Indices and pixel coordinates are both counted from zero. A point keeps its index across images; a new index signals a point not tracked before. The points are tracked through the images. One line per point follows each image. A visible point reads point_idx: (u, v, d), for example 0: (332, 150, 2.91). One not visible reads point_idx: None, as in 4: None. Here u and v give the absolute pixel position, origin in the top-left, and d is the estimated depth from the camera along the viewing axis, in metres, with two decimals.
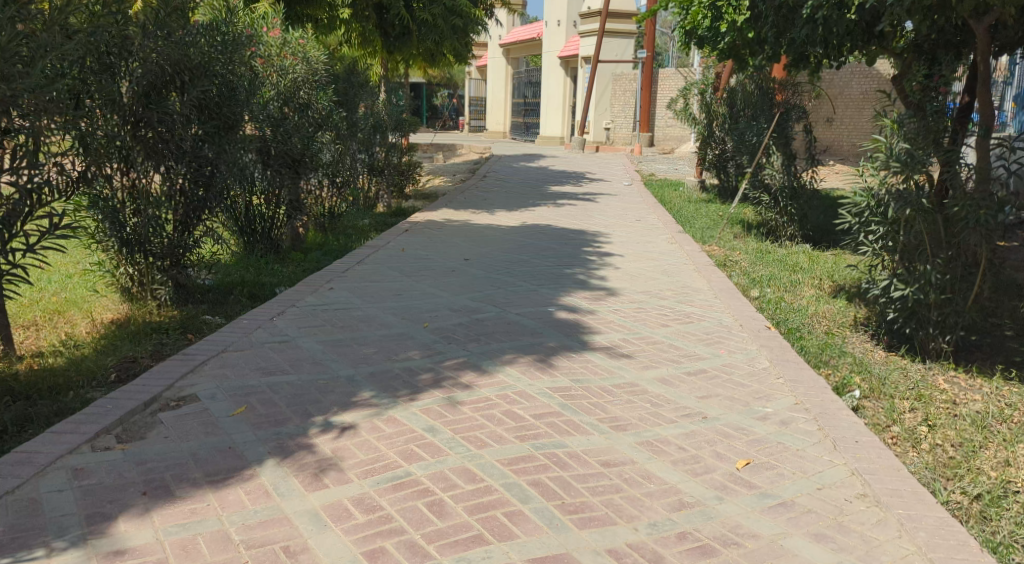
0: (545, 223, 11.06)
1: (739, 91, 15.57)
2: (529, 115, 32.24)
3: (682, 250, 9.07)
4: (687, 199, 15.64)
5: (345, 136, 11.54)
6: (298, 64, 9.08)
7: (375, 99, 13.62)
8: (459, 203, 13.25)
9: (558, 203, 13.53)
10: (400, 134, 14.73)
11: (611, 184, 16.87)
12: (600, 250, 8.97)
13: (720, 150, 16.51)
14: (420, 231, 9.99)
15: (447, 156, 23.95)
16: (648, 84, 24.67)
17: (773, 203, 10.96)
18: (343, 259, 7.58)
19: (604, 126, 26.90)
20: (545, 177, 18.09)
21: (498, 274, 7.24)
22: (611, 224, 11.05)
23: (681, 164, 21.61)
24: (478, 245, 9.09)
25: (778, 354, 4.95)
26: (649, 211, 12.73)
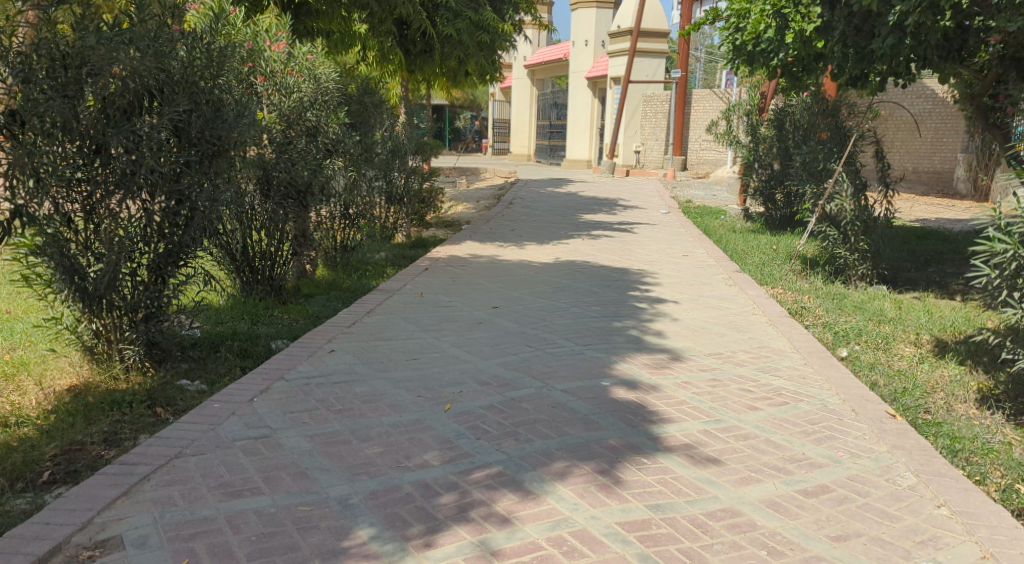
0: (582, 259, 9.87)
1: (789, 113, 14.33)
2: (556, 137, 31.13)
3: (745, 296, 7.81)
4: (732, 230, 14.38)
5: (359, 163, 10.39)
6: (304, 82, 7.85)
7: (393, 121, 12.52)
8: (483, 234, 12.08)
9: (593, 234, 12.34)
10: (421, 158, 13.63)
11: (648, 213, 15.66)
12: (649, 295, 7.73)
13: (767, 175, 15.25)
14: (442, 269, 8.81)
15: (471, 181, 22.83)
16: (682, 105, 23.48)
17: (842, 239, 9.62)
18: (349, 311, 6.34)
19: (635, 149, 25.72)
20: (576, 204, 16.91)
21: (535, 332, 6.02)
22: (657, 261, 9.83)
23: (719, 190, 20.38)
24: (509, 289, 7.90)
25: (922, 465, 3.68)
26: (695, 245, 11.49)
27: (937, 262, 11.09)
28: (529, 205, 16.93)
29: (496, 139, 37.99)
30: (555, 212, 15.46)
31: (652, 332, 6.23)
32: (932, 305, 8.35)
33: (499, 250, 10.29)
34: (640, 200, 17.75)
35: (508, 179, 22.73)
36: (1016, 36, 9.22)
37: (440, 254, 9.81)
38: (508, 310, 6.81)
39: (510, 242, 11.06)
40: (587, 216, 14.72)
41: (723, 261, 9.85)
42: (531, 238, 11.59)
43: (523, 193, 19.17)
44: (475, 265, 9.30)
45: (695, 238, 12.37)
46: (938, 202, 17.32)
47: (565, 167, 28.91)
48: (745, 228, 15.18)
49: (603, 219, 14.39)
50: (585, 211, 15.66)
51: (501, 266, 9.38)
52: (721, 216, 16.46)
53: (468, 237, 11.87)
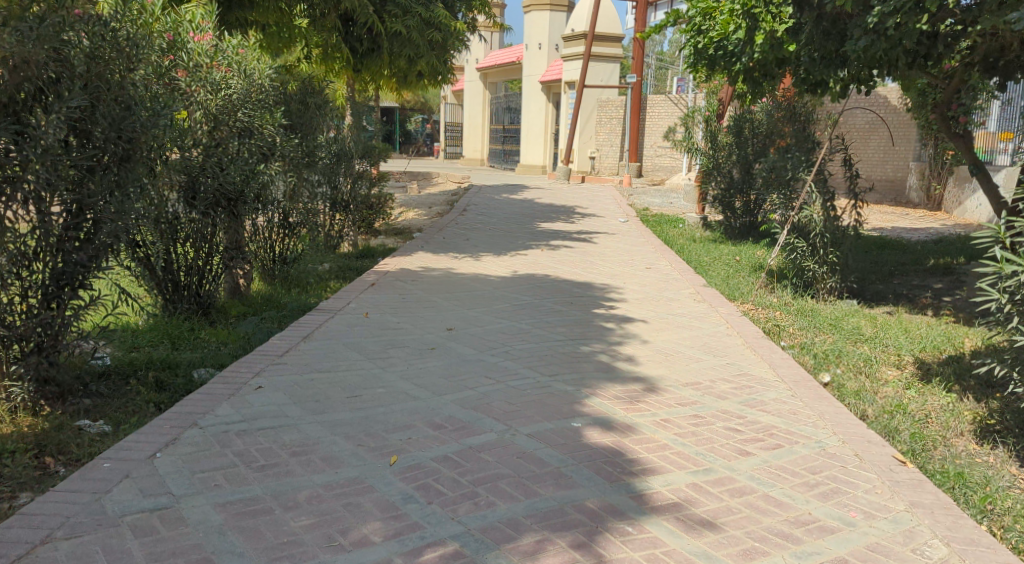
0: (539, 271, 9.29)
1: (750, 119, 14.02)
2: (509, 142, 30.57)
3: (716, 314, 7.30)
4: (692, 239, 13.94)
5: (299, 168, 9.65)
6: (233, 77, 7.16)
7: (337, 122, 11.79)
8: (433, 244, 11.42)
9: (551, 244, 11.76)
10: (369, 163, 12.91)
11: (605, 221, 15.16)
12: (614, 313, 7.17)
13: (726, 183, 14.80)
14: (387, 284, 8.13)
15: (422, 186, 22.12)
16: (636, 111, 23.09)
17: (812, 251, 9.17)
18: (281, 335, 5.66)
19: (589, 155, 25.28)
20: (530, 211, 16.34)
21: (493, 359, 5.39)
22: (619, 274, 9.30)
23: (676, 197, 20.00)
24: (462, 306, 7.27)
25: (952, 531, 3.15)
26: (656, 256, 10.98)
27: (904, 274, 10.74)
28: (482, 212, 16.31)
29: (447, 143, 37.30)
30: (510, 220, 14.86)
31: (622, 357, 5.66)
32: (907, 321, 7.94)
33: (451, 262, 9.64)
34: (596, 208, 17.25)
35: (460, 184, 22.09)
36: (989, 41, 8.86)
37: (388, 266, 9.14)
38: (462, 332, 6.18)
39: (463, 253, 10.42)
40: (542, 225, 14.16)
41: (688, 274, 9.35)
42: (484, 249, 10.95)
43: (476, 199, 18.55)
44: (426, 279, 8.65)
45: (656, 248, 11.88)
46: (894, 211, 17.10)
47: (518, 172, 28.35)
48: (703, 236, 14.75)
49: (559, 227, 13.83)
50: (541, 219, 15.09)
51: (451, 280, 8.72)
52: (679, 224, 16.02)
53: (418, 247, 11.19)
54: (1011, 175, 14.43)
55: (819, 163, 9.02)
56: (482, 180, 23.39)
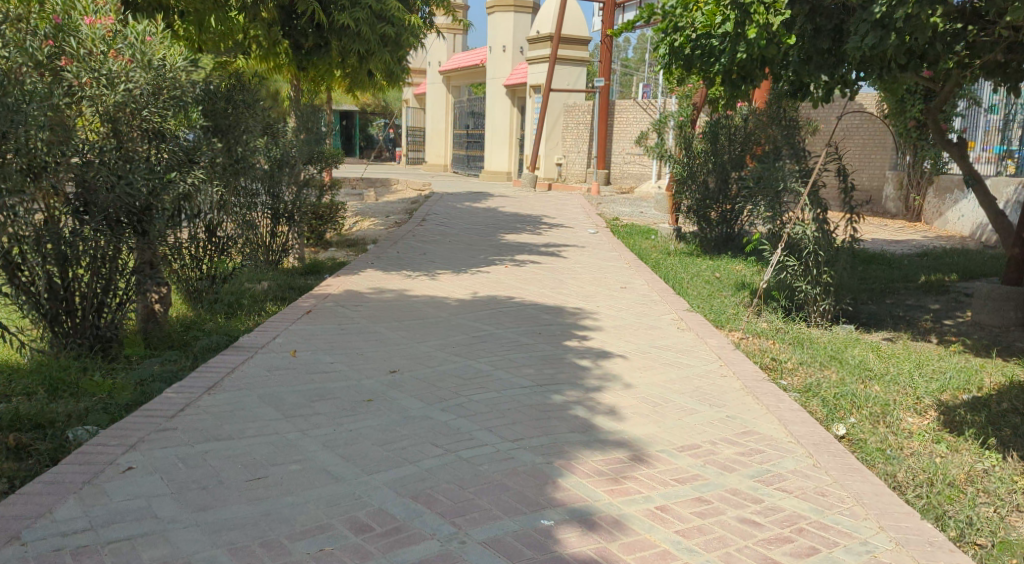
0: (501, 292, 8.26)
1: (728, 123, 13.17)
2: (473, 147, 29.55)
3: (703, 346, 6.32)
4: (667, 253, 12.99)
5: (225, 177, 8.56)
6: (134, 69, 6.04)
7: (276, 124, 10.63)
8: (385, 260, 10.33)
9: (516, 259, 10.75)
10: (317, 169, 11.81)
11: (573, 233, 14.17)
12: (588, 346, 6.18)
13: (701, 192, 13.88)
14: (325, 311, 7.05)
15: (380, 193, 21.01)
16: (604, 115, 22.17)
17: (803, 271, 8.15)
18: (180, 387, 4.60)
19: (555, 161, 24.37)
20: (493, 221, 15.31)
21: (442, 417, 4.37)
22: (591, 295, 8.32)
23: (646, 206, 19.12)
24: (410, 338, 6.23)
25: None
26: (629, 272, 10.01)
27: (898, 292, 9.87)
28: (442, 222, 15.26)
29: (409, 147, 36.14)
30: (471, 231, 13.81)
31: (601, 409, 4.68)
32: (916, 351, 7.04)
33: (402, 282, 8.56)
34: (563, 217, 16.27)
35: (421, 191, 21.03)
36: (998, 40, 8.01)
37: (330, 286, 8.06)
38: (407, 376, 5.16)
39: (418, 270, 9.36)
40: (506, 236, 13.14)
41: (667, 295, 8.40)
42: (440, 265, 9.89)
43: (436, 208, 17.48)
44: (372, 302, 7.58)
45: (629, 262, 10.94)
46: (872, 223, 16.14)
47: (482, 179, 27.33)
48: (678, 249, 13.80)
49: (525, 239, 12.84)
50: (505, 230, 14.08)
51: (398, 303, 7.62)
52: (650, 236, 15.09)
53: (366, 262, 10.08)
54: (999, 185, 13.67)
55: (817, 175, 8.04)
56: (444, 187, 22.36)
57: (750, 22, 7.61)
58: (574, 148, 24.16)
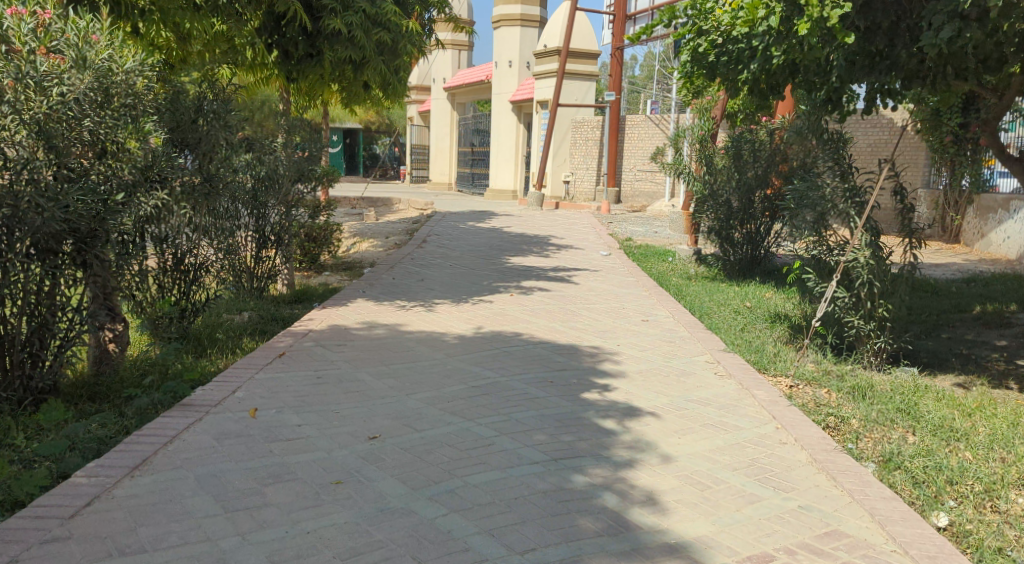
0: (506, 327, 7.25)
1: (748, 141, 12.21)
2: (478, 164, 28.63)
3: (749, 399, 5.27)
4: (688, 279, 11.92)
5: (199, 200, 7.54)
6: (74, 74, 5.16)
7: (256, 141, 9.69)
8: (378, 287, 9.32)
9: (522, 286, 9.74)
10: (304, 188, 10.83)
11: (585, 256, 13.15)
12: (611, 400, 5.16)
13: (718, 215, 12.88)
14: (302, 353, 6.02)
15: (380, 212, 20.05)
16: (616, 131, 21.23)
17: (855, 303, 7.12)
18: (100, 466, 3.63)
19: (563, 178, 23.40)
20: (497, 243, 14.30)
21: (435, 513, 3.39)
22: (610, 331, 7.29)
23: (660, 226, 18.12)
24: (400, 390, 5.23)
25: None
26: (649, 302, 8.96)
27: (951, 325, 8.81)
28: (444, 243, 14.23)
29: (413, 165, 35.21)
30: (475, 254, 12.79)
31: (637, 497, 3.69)
32: (996, 400, 5.98)
33: (396, 315, 7.56)
34: (573, 239, 15.25)
35: (423, 211, 20.02)
36: None
37: (313, 321, 7.07)
38: (390, 446, 4.16)
39: (414, 301, 8.36)
40: (512, 260, 12.12)
41: (696, 330, 7.35)
42: (440, 294, 8.90)
43: (438, 228, 16.46)
44: (359, 340, 6.57)
45: (648, 289, 9.89)
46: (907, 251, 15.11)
47: (487, 197, 26.34)
48: (700, 274, 12.72)
49: (533, 264, 11.82)
50: (511, 253, 13.05)
51: (389, 341, 6.60)
52: (666, 259, 14.02)
53: (358, 290, 9.08)
54: None
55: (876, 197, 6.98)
56: (449, 206, 21.37)
57: (799, 19, 6.61)
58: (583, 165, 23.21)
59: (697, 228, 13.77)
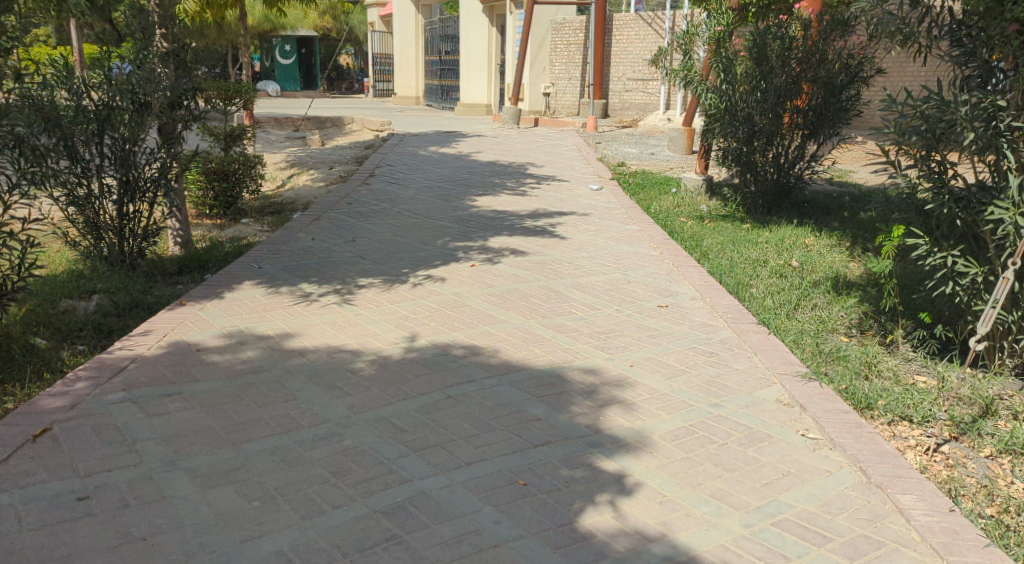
0: (457, 333, 4.72)
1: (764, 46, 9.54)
2: (448, 76, 25.59)
3: (892, 518, 2.86)
4: (702, 222, 9.42)
5: None
6: None
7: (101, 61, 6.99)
8: (288, 254, 6.72)
9: (489, 245, 7.20)
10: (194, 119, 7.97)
11: (570, 192, 10.54)
12: (638, 538, 2.74)
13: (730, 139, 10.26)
14: (88, 416, 3.50)
15: (331, 136, 17.22)
16: (603, 33, 18.26)
17: (992, 284, 4.63)
18: None
19: (541, 90, 20.50)
20: (462, 175, 11.64)
21: None
22: (615, 337, 4.78)
23: (657, 145, 15.51)
24: (232, 526, 2.76)
25: None
26: (661, 269, 6.46)
27: None
28: (395, 178, 11.54)
29: (376, 77, 31.87)
30: (432, 193, 10.14)
31: None
32: None
33: (291, 316, 5.00)
34: (554, 167, 12.59)
35: (379, 132, 17.20)
36: None
37: (150, 335, 4.52)
38: None
39: (328, 283, 5.79)
40: (478, 203, 9.51)
41: (739, 327, 4.88)
42: (369, 268, 6.32)
43: (393, 156, 13.71)
44: (212, 373, 4.05)
45: (657, 245, 7.36)
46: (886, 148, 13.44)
47: (456, 113, 23.43)
48: (714, 211, 10.19)
49: (506, 207, 9.21)
50: (478, 190, 10.41)
51: (260, 377, 4.06)
52: (670, 191, 11.42)
53: (256, 258, 6.49)
54: None
55: None
56: (410, 126, 18.53)
57: None
58: (565, 74, 20.30)
59: (708, 150, 11.14)
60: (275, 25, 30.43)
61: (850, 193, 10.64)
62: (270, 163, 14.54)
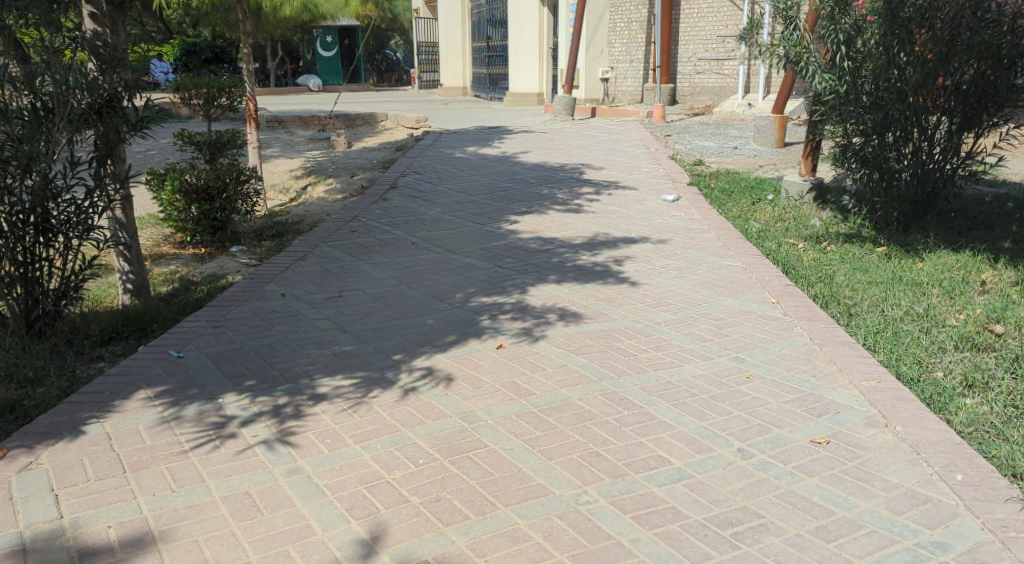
0: (456, 541, 2.54)
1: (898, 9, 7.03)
2: (495, 64, 23.39)
3: None
4: (823, 248, 7.06)
5: None
6: None
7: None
8: (234, 326, 4.58)
9: (531, 304, 5.00)
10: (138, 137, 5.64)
11: (639, 206, 8.24)
12: None
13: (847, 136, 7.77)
14: None
15: (361, 135, 15.17)
16: (670, 8, 15.86)
17: None
18: None
19: (599, 76, 18.14)
20: (505, 185, 9.43)
21: None
22: (752, 543, 2.55)
23: (739, 137, 13.11)
24: None
25: None
26: (793, 349, 4.15)
27: None
28: (421, 190, 9.38)
29: (422, 67, 29.80)
30: (463, 214, 7.96)
31: None
32: None
33: (171, 485, 2.86)
34: (617, 170, 10.29)
35: (414, 130, 15.07)
36: None
37: None
38: None
39: (267, 394, 3.63)
40: (521, 228, 7.30)
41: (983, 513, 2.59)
42: (344, 355, 4.15)
43: (424, 160, 11.57)
44: None
45: (774, 297, 5.03)
46: None
47: (505, 105, 21.21)
48: (833, 231, 7.79)
49: (557, 234, 6.98)
50: (522, 206, 8.20)
51: None
52: (765, 200, 9.11)
53: (182, 337, 4.37)
54: None
55: None
56: (452, 121, 16.36)
57: None
58: (626, 56, 17.91)
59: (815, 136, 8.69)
60: (314, 14, 28.53)
61: (1009, 198, 8.12)
62: (285, 171, 12.52)
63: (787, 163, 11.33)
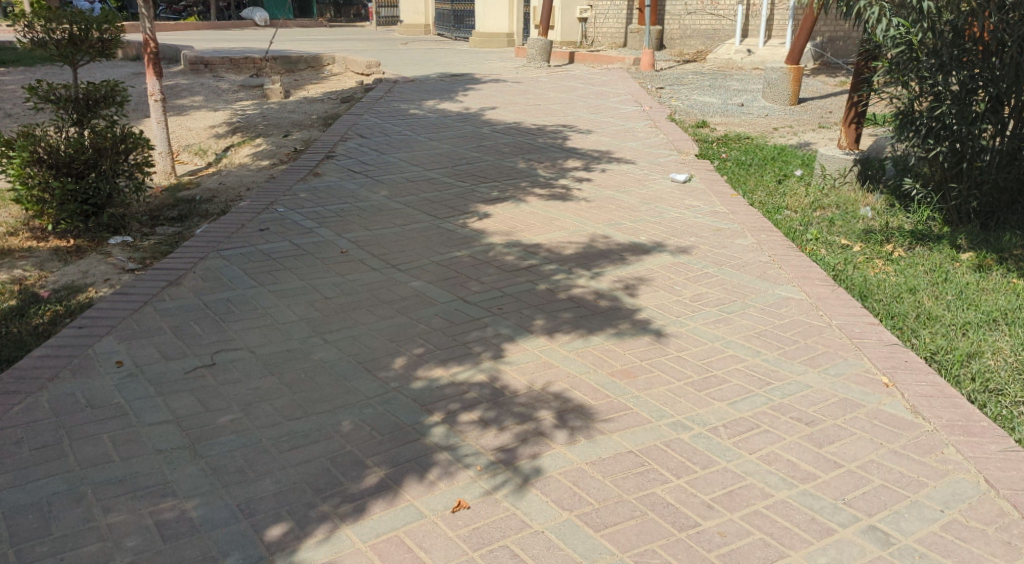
0: None
1: None
2: (461, 0, 21.09)
3: None
4: (892, 256, 5.34)
5: None
6: None
7: None
8: (10, 445, 2.73)
9: (508, 386, 3.20)
10: None
11: (641, 190, 6.44)
12: None
13: (922, 102, 5.90)
14: None
15: (305, 82, 13.04)
16: None
17: None
18: None
19: (577, 15, 16.04)
20: (469, 156, 7.54)
21: None
22: None
23: (743, 91, 11.28)
24: None
25: None
26: (961, 509, 2.44)
27: None
28: (364, 161, 7.45)
29: (381, 1, 27.25)
30: (416, 201, 6.09)
31: None
32: None
33: None
34: (607, 136, 8.43)
35: (366, 78, 12.98)
36: None
37: None
38: None
39: None
40: (492, 225, 5.47)
41: None
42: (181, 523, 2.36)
43: (373, 117, 9.58)
44: None
45: (883, 372, 3.27)
46: None
47: (471, 45, 19.01)
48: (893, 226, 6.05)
49: (539, 239, 5.17)
50: (491, 190, 6.35)
51: None
52: (795, 178, 7.33)
53: None
54: None
55: None
56: (409, 66, 14.22)
57: None
58: None
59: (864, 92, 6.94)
60: None
61: None
62: (204, 126, 10.40)
63: (805, 126, 9.56)
